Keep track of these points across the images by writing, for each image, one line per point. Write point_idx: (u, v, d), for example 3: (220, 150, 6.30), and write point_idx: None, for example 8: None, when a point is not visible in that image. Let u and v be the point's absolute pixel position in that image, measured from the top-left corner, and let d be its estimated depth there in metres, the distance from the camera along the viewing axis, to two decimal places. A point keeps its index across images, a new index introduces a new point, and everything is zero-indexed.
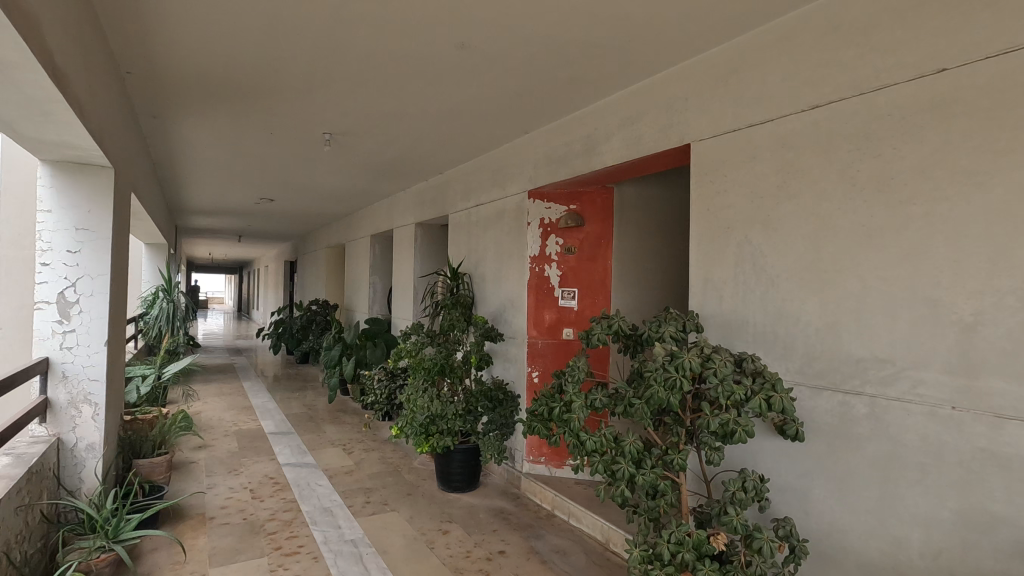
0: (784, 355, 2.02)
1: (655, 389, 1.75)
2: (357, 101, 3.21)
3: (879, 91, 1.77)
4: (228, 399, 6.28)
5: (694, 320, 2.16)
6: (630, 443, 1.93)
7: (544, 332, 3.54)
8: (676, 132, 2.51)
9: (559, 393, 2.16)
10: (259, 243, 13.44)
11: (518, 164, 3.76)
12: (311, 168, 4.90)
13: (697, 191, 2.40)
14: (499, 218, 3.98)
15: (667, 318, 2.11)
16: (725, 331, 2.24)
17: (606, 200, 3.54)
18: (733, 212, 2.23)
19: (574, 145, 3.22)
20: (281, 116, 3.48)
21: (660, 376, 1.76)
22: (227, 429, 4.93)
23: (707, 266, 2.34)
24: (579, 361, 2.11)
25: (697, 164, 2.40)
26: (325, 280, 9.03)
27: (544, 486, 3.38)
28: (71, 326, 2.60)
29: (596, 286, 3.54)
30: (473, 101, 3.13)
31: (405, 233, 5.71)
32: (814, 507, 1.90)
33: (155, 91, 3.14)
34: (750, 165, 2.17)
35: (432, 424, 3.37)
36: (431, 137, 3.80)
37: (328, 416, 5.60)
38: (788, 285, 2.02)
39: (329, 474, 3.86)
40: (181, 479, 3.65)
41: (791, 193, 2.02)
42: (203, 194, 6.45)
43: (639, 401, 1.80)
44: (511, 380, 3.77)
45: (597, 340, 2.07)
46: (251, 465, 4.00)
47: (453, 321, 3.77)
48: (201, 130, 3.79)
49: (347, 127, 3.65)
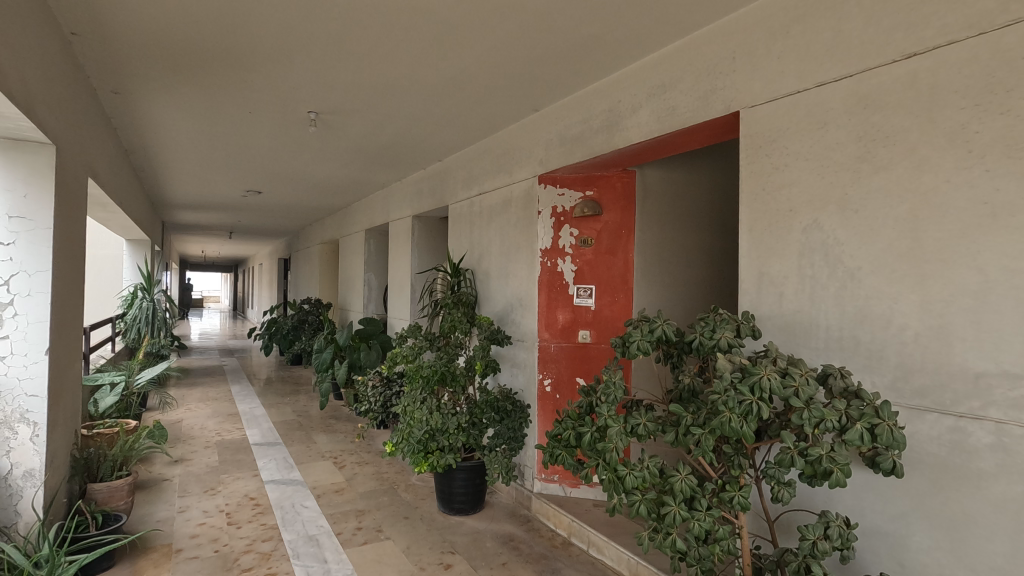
0: (868, 367, 1.63)
1: (723, 414, 1.32)
2: (344, 71, 2.81)
3: (1005, 28, 1.37)
4: (213, 405, 5.87)
5: (749, 321, 1.76)
6: (681, 479, 1.53)
7: (557, 334, 3.16)
8: (721, 97, 2.11)
9: (588, 414, 1.76)
10: (252, 240, 13.02)
11: (527, 146, 3.37)
12: (299, 155, 4.50)
13: (748, 167, 2.00)
14: (505, 208, 3.58)
15: (719, 319, 1.72)
16: (787, 336, 1.84)
17: (629, 185, 3.12)
18: (796, 191, 1.84)
19: (592, 121, 2.82)
20: (259, 90, 3.08)
21: (732, 398, 1.31)
22: (208, 440, 4.53)
23: (762, 258, 1.94)
24: (613, 375, 1.72)
25: (749, 134, 2.00)
26: (319, 277, 8.62)
27: (558, 509, 2.99)
28: (4, 332, 2.19)
29: (616, 282, 3.11)
30: (476, 70, 2.73)
31: (401, 226, 5.31)
32: (914, 560, 1.50)
33: (110, 59, 2.74)
34: (819, 132, 1.77)
35: (432, 440, 2.95)
36: (428, 115, 3.41)
37: (319, 424, 5.20)
38: (875, 280, 1.62)
39: (317, 493, 3.46)
40: (149, 501, 3.25)
41: (877, 164, 1.62)
42: (185, 186, 6.04)
43: (699, 429, 1.38)
44: (519, 388, 3.38)
45: (636, 349, 1.67)
46: (230, 483, 3.60)
47: (453, 322, 3.36)
48: (171, 107, 3.38)
49: (334, 104, 3.25)
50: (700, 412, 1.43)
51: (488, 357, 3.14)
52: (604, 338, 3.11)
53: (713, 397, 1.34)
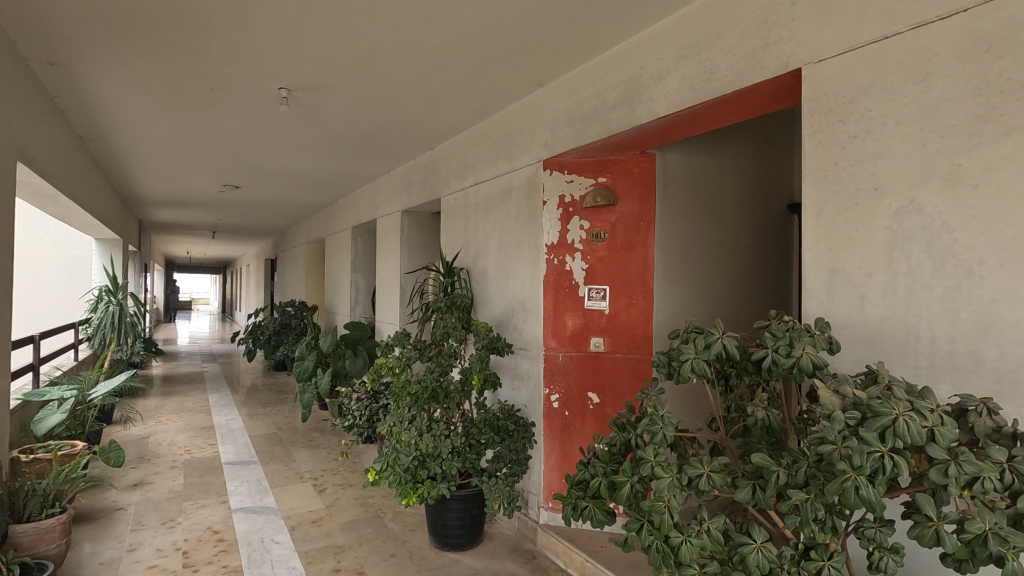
0: (997, 393, 1.23)
1: (844, 473, 0.92)
2: (316, 36, 2.39)
3: None
4: (187, 417, 5.44)
5: (825, 333, 1.38)
6: (757, 550, 1.12)
7: (565, 343, 2.76)
8: (775, 53, 1.71)
9: (622, 455, 1.35)
10: (238, 240, 12.54)
11: (529, 128, 2.96)
12: (274, 143, 4.07)
13: (814, 136, 1.60)
14: (504, 198, 3.17)
15: (793, 329, 1.32)
16: (874, 350, 1.44)
17: (648, 171, 2.71)
18: (885, 163, 1.44)
19: (607, 93, 2.42)
20: (218, 62, 2.66)
21: (856, 451, 0.91)
22: (175, 459, 4.10)
23: (835, 250, 1.54)
24: (656, 405, 1.31)
25: (815, 96, 1.60)
26: (305, 278, 8.17)
27: (569, 545, 2.58)
28: None
29: (632, 282, 2.70)
30: (470, 35, 2.33)
31: (390, 222, 4.89)
32: None
33: (36, 21, 2.31)
34: (918, 87, 1.38)
35: (422, 467, 2.53)
36: (416, 92, 3.00)
37: (301, 438, 4.78)
38: (1005, 277, 1.22)
39: (291, 524, 3.04)
40: (96, 538, 2.83)
41: (1007, 124, 1.23)
42: (157, 180, 5.60)
43: (802, 493, 0.98)
44: (522, 404, 2.97)
45: (689, 371, 1.26)
46: (192, 512, 3.18)
47: (446, 329, 2.94)
48: (120, 83, 2.95)
49: (308, 78, 2.83)
50: (796, 465, 1.03)
51: (486, 371, 2.71)
52: (619, 346, 2.70)
53: (827, 449, 0.93)
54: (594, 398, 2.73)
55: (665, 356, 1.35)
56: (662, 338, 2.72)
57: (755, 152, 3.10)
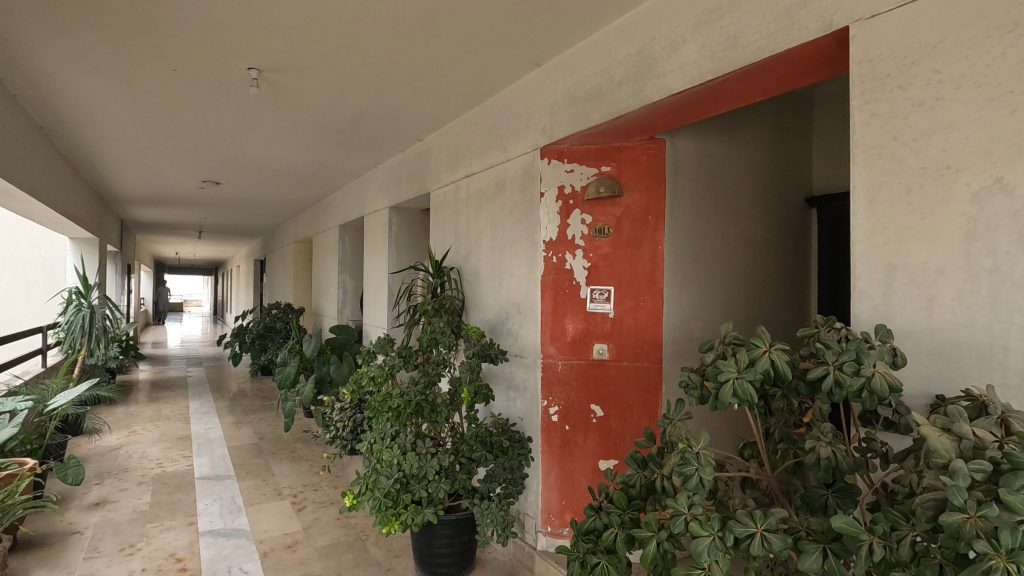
0: None
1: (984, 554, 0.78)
2: (284, 6, 2.12)
3: None
4: (163, 426, 5.14)
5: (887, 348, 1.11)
6: None
7: (566, 349, 2.49)
8: (816, 10, 1.45)
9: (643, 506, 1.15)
10: (225, 240, 12.24)
11: (524, 113, 2.70)
12: (251, 133, 3.78)
13: (866, 106, 1.33)
14: (498, 191, 2.90)
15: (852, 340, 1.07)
16: (948, 363, 1.18)
17: (657, 159, 2.44)
18: (960, 135, 1.18)
19: (613, 70, 2.15)
20: (178, 36, 2.38)
21: (1003, 526, 0.78)
22: (144, 475, 3.81)
23: (895, 243, 1.27)
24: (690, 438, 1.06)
25: (867, 58, 1.33)
26: (293, 279, 7.89)
27: None
28: None
29: (640, 283, 2.44)
30: (458, 5, 2.05)
31: (377, 219, 4.62)
32: None
33: None
34: (1006, 39, 1.11)
35: (405, 491, 2.24)
36: (400, 74, 2.72)
37: (283, 448, 4.50)
38: None
39: (263, 549, 2.76)
40: (43, 568, 2.54)
41: None
42: (130, 175, 5.30)
43: None
44: (517, 416, 2.70)
45: (732, 397, 0.99)
46: (156, 536, 2.89)
47: (434, 334, 2.65)
48: (70, 61, 2.66)
49: (279, 56, 2.56)
50: (896, 534, 0.90)
51: (478, 382, 2.43)
52: (625, 353, 2.44)
53: (957, 521, 0.81)
54: (597, 411, 2.46)
55: (698, 377, 1.10)
56: (673, 344, 2.45)
57: (772, 140, 2.85)
